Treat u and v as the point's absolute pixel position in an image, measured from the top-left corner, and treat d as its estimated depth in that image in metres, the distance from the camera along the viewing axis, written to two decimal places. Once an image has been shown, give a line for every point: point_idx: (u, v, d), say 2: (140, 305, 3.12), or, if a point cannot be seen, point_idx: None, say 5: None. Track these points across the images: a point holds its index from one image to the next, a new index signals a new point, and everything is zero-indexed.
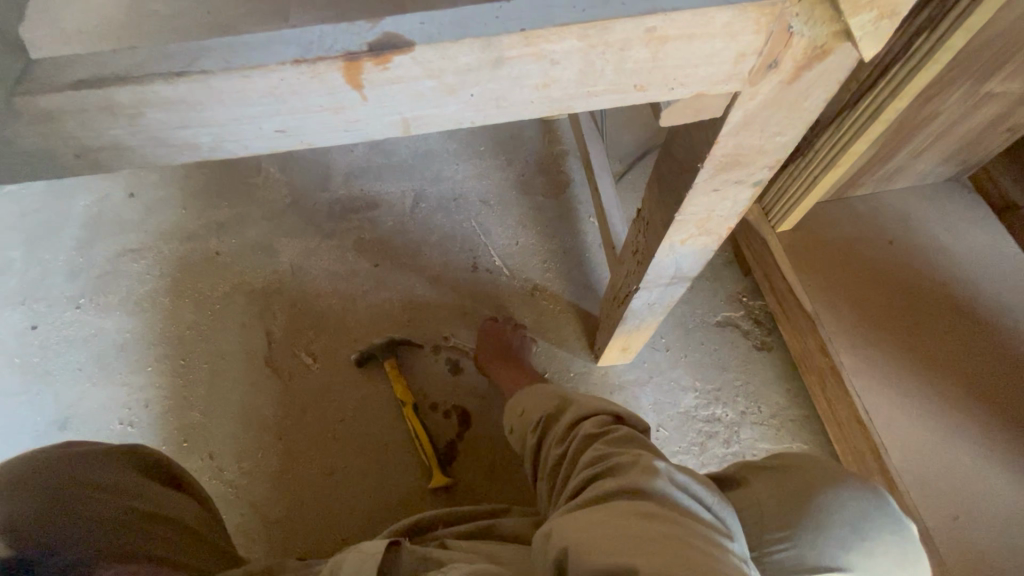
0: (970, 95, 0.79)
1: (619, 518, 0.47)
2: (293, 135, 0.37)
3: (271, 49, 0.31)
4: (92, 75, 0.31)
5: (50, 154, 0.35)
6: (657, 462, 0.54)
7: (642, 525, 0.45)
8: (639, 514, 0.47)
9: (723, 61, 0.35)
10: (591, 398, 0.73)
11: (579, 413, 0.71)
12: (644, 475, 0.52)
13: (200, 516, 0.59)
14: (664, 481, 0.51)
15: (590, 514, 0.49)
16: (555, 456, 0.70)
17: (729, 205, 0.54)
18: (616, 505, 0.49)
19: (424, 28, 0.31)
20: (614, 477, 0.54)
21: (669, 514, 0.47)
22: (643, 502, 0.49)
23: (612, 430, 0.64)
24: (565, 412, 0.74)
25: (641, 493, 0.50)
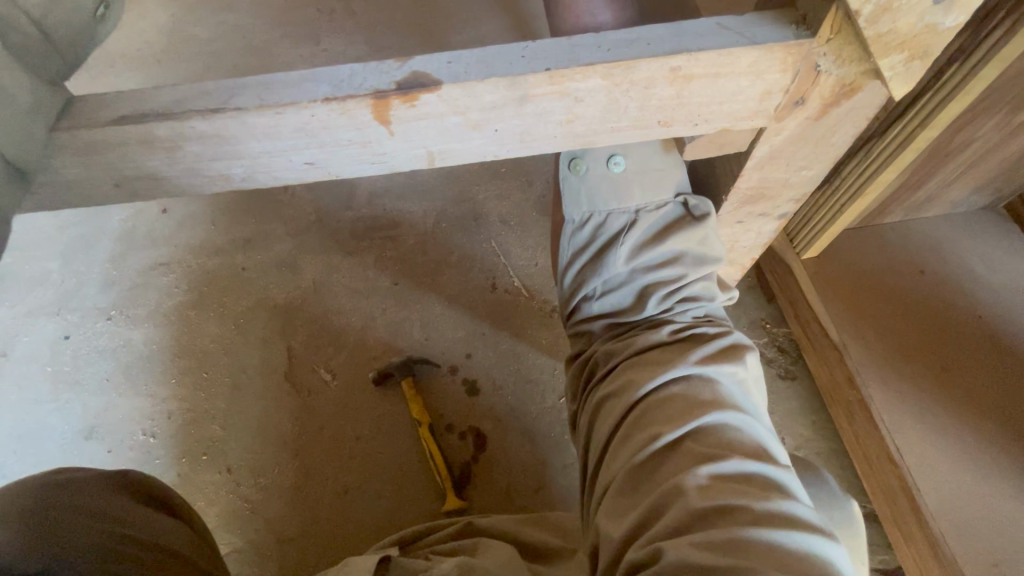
0: (1004, 124, 0.78)
1: (691, 446, 0.48)
2: (320, 167, 0.39)
3: (304, 86, 0.34)
4: (133, 112, 0.34)
5: (91, 185, 0.38)
6: (729, 339, 0.54)
7: (717, 447, 0.47)
8: (715, 427, 0.49)
9: (750, 98, 0.38)
10: (681, 223, 0.56)
11: (666, 251, 0.56)
12: (715, 361, 0.52)
13: (193, 543, 0.58)
14: (738, 369, 0.53)
15: (660, 437, 0.49)
16: (615, 289, 0.57)
17: (752, 236, 0.59)
18: (687, 414, 0.49)
19: (451, 67, 0.34)
20: (687, 355, 0.52)
21: (738, 420, 0.49)
22: (718, 407, 0.50)
23: (701, 300, 0.56)
24: (642, 236, 0.56)
25: (712, 393, 0.51)
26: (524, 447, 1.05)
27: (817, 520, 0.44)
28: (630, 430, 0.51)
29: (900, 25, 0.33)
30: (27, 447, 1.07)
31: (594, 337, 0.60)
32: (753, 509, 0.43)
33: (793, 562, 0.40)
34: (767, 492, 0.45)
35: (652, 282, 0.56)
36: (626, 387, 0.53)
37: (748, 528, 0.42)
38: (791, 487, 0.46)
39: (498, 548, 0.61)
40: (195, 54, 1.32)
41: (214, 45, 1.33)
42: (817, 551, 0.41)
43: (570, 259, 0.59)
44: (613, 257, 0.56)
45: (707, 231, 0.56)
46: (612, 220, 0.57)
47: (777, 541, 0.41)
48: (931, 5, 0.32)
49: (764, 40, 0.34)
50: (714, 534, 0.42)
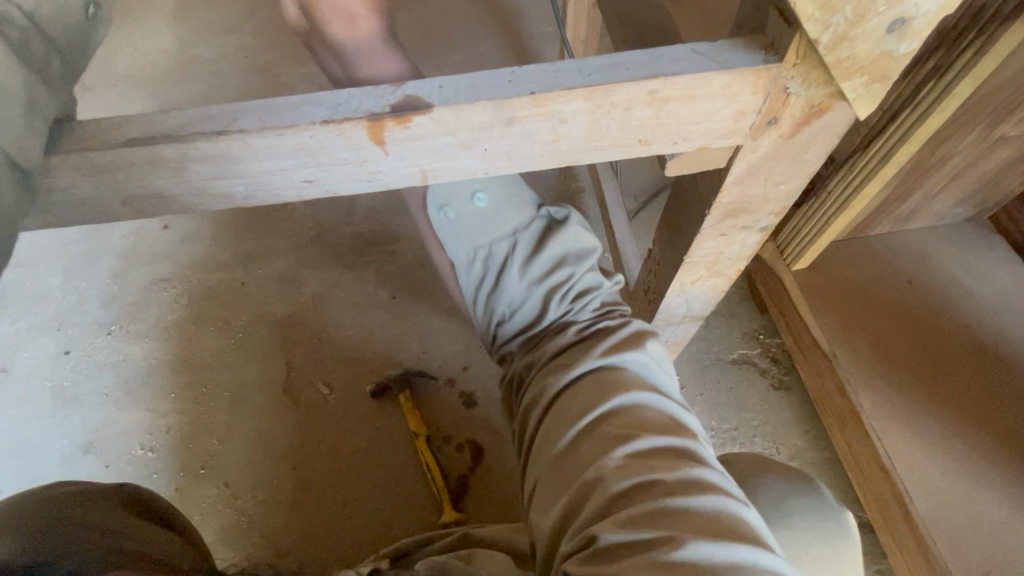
0: (983, 139, 0.80)
1: (604, 429, 0.49)
2: (319, 185, 0.41)
3: (304, 110, 0.36)
4: (142, 134, 0.36)
5: (101, 203, 0.40)
6: (628, 327, 0.58)
7: (627, 426, 0.49)
8: (626, 409, 0.51)
9: (725, 118, 0.40)
10: (550, 233, 0.63)
11: (547, 258, 0.63)
12: (620, 349, 0.56)
13: (182, 552, 0.57)
14: (642, 352, 0.55)
15: (574, 426, 0.51)
16: (519, 305, 0.63)
17: (736, 249, 0.60)
18: (596, 401, 0.51)
19: (443, 91, 0.36)
20: (594, 350, 0.56)
21: (646, 400, 0.52)
22: (627, 390, 0.52)
23: (594, 292, 0.62)
24: (523, 251, 0.63)
25: (621, 379, 0.53)
26: (521, 459, 1.06)
27: (725, 485, 0.46)
28: (550, 426, 0.54)
29: (858, 51, 0.35)
30: (26, 462, 1.07)
31: (515, 356, 0.65)
32: (666, 481, 0.45)
33: (706, 526, 0.42)
34: (678, 463, 0.47)
35: (547, 288, 0.62)
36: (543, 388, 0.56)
37: (663, 499, 0.44)
38: (702, 457, 0.48)
39: (492, 556, 0.61)
40: (199, 74, 1.36)
41: (217, 66, 1.37)
42: (728, 513, 0.43)
43: (472, 294, 0.65)
44: (508, 278, 0.62)
45: (573, 230, 0.63)
46: (495, 249, 0.63)
47: (690, 507, 0.43)
48: (885, 33, 0.34)
49: (735, 65, 0.37)
50: (633, 510, 0.44)
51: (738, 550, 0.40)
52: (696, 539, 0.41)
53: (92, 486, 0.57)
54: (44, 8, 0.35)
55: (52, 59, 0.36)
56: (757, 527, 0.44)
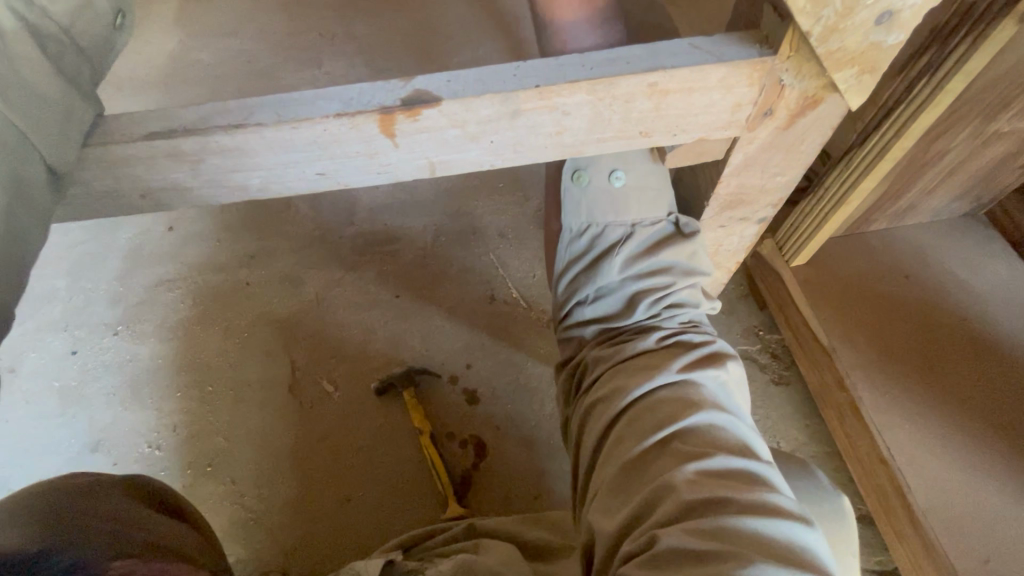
0: (976, 134, 0.82)
1: (677, 446, 0.50)
2: (330, 178, 0.43)
3: (317, 104, 0.37)
4: (163, 128, 0.38)
5: (121, 197, 0.42)
6: (710, 348, 0.58)
7: (702, 445, 0.50)
8: (701, 427, 0.51)
9: (723, 109, 0.42)
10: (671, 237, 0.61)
11: (656, 262, 0.60)
12: (699, 366, 0.56)
13: (198, 543, 0.58)
14: (720, 372, 0.56)
15: (648, 437, 0.51)
16: (606, 295, 0.61)
17: (736, 239, 0.63)
18: (675, 416, 0.52)
19: (450, 85, 0.38)
20: (673, 362, 0.56)
21: (721, 421, 0.52)
22: (703, 408, 0.52)
23: (686, 307, 0.60)
24: (636, 247, 0.61)
25: (697, 396, 0.53)
26: (524, 455, 1.07)
27: (800, 510, 0.46)
28: (620, 433, 0.54)
29: (848, 43, 0.37)
30: (34, 462, 1.08)
31: (584, 342, 0.63)
32: (738, 501, 0.46)
33: (775, 547, 0.43)
34: (752, 486, 0.47)
35: (643, 289, 0.60)
36: (614, 389, 0.56)
37: (735, 517, 0.44)
38: (775, 482, 0.49)
39: (498, 546, 0.62)
40: (202, 78, 1.38)
41: (219, 70, 1.38)
42: (799, 540, 0.44)
43: (568, 264, 0.63)
44: (608, 265, 0.60)
45: (695, 246, 0.60)
46: (609, 231, 0.61)
47: (760, 529, 0.43)
48: (874, 25, 0.36)
49: (731, 58, 0.38)
50: (703, 521, 0.44)
51: None
52: (765, 559, 0.41)
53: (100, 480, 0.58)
54: (75, 21, 0.37)
55: (83, 67, 0.39)
56: (822, 556, 0.44)
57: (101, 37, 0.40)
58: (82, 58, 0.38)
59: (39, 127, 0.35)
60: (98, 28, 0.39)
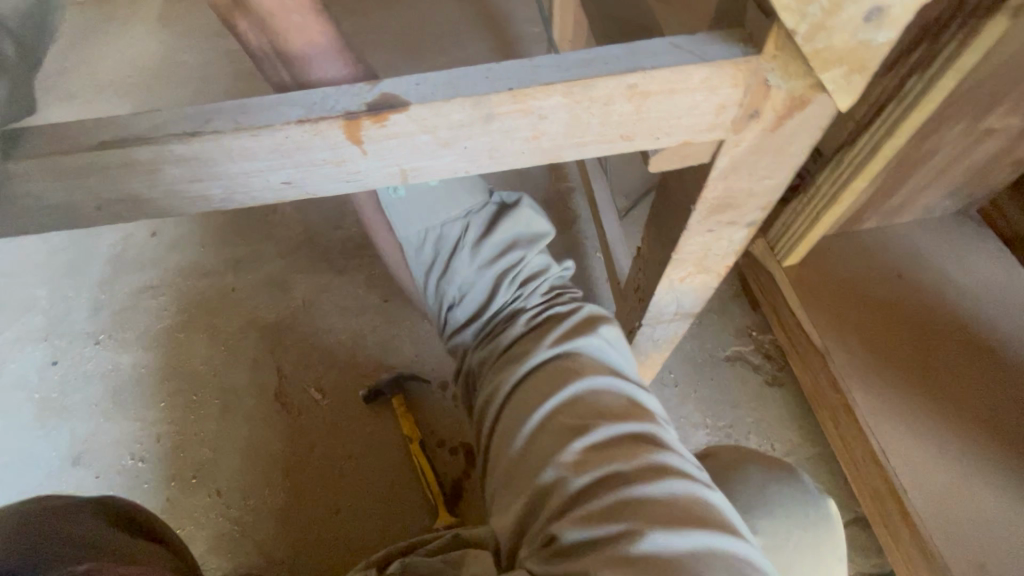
0: (968, 131, 0.80)
1: (556, 423, 0.51)
2: (298, 186, 0.41)
3: (279, 110, 0.36)
4: (116, 137, 0.36)
5: (77, 209, 0.40)
6: (582, 314, 0.58)
7: (581, 418, 0.51)
8: (582, 396, 0.52)
9: (707, 112, 0.40)
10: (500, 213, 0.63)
11: (500, 243, 0.62)
12: (572, 336, 0.56)
13: (172, 563, 0.56)
14: (595, 337, 0.57)
15: (529, 422, 0.52)
16: (469, 290, 0.61)
17: (725, 244, 0.60)
18: (551, 394, 0.52)
19: (419, 89, 0.36)
20: (545, 338, 0.56)
21: (600, 386, 0.53)
22: (580, 379, 0.53)
23: (546, 278, 0.61)
24: (476, 235, 0.62)
25: (573, 368, 0.54)
26: None
27: (681, 465, 0.49)
28: (505, 426, 0.54)
29: (835, 41, 0.35)
30: (13, 476, 1.06)
31: (467, 349, 0.63)
32: (624, 472, 0.47)
33: (662, 513, 0.45)
34: (635, 450, 0.49)
35: (499, 272, 0.61)
36: (499, 379, 0.56)
37: (622, 490, 0.46)
38: (658, 438, 0.51)
39: (484, 555, 0.62)
40: (185, 80, 1.35)
41: (203, 71, 1.36)
42: (684, 494, 0.46)
43: (425, 280, 0.63)
44: (459, 264, 0.61)
45: (524, 213, 0.62)
46: (450, 230, 0.61)
47: (651, 494, 0.46)
48: (862, 23, 0.34)
49: (714, 58, 0.37)
50: (592, 505, 0.46)
51: (693, 537, 0.43)
52: (652, 529, 0.43)
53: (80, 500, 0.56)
54: None
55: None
56: (709, 497, 0.48)
57: None
58: None
59: None
60: None
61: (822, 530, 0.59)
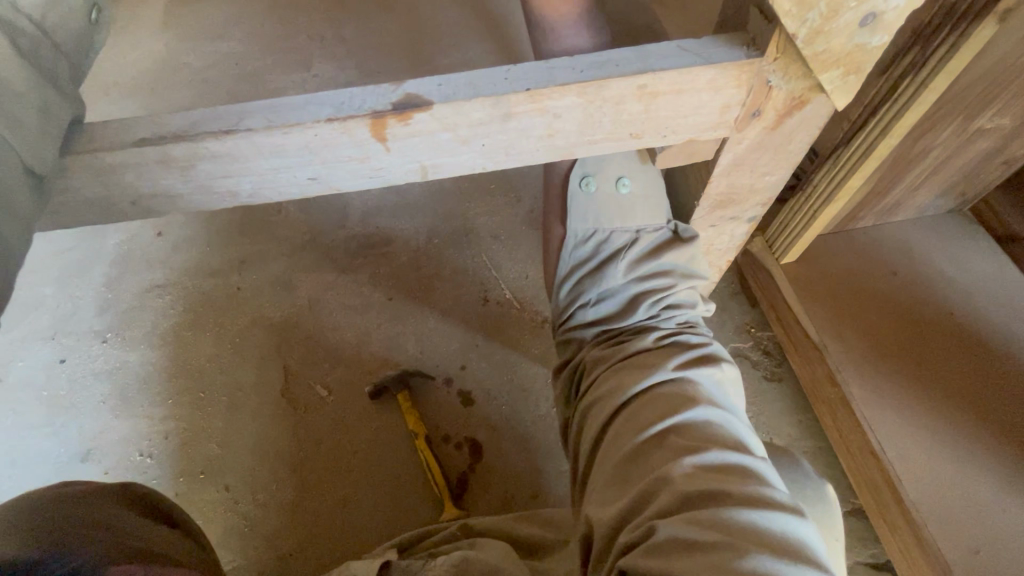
0: (960, 131, 0.83)
1: (673, 440, 0.51)
2: (322, 182, 0.43)
3: (307, 109, 0.37)
4: (153, 134, 0.38)
5: (111, 203, 0.42)
6: (708, 350, 0.59)
7: (697, 439, 0.50)
8: (699, 423, 0.52)
9: (712, 111, 0.42)
10: (669, 242, 0.63)
11: (657, 265, 0.62)
12: (695, 366, 0.57)
13: (194, 553, 0.57)
14: (716, 372, 0.57)
15: (645, 433, 0.52)
16: (609, 297, 0.62)
17: (726, 240, 0.63)
18: (672, 410, 0.52)
19: (441, 89, 0.38)
20: (670, 361, 0.57)
21: (717, 418, 0.53)
22: (700, 403, 0.53)
23: (684, 309, 0.61)
24: (638, 252, 0.62)
25: (694, 394, 0.54)
26: (520, 455, 1.07)
27: (793, 503, 0.46)
28: (618, 430, 0.55)
29: (833, 45, 0.37)
30: (22, 473, 1.07)
31: (584, 344, 0.65)
32: (734, 493, 0.46)
33: (770, 538, 0.43)
34: (747, 479, 0.48)
35: (644, 290, 0.61)
36: (616, 386, 0.57)
37: (731, 508, 0.45)
38: (769, 478, 0.49)
39: (496, 542, 0.63)
40: (189, 82, 1.36)
41: (207, 73, 1.37)
42: (793, 533, 0.43)
43: (573, 269, 0.65)
44: (612, 269, 0.62)
45: (693, 251, 0.62)
46: (615, 239, 0.63)
47: (759, 521, 0.44)
48: (858, 27, 0.36)
49: (719, 60, 0.39)
50: (699, 513, 0.45)
51: (804, 572, 0.40)
52: (760, 551, 0.41)
53: (96, 488, 0.57)
54: (47, 16, 0.37)
55: (61, 65, 0.38)
56: (820, 551, 0.44)
57: (77, 34, 0.40)
58: (59, 53, 0.38)
59: (18, 126, 0.34)
60: (73, 21, 0.39)
61: (819, 508, 0.61)
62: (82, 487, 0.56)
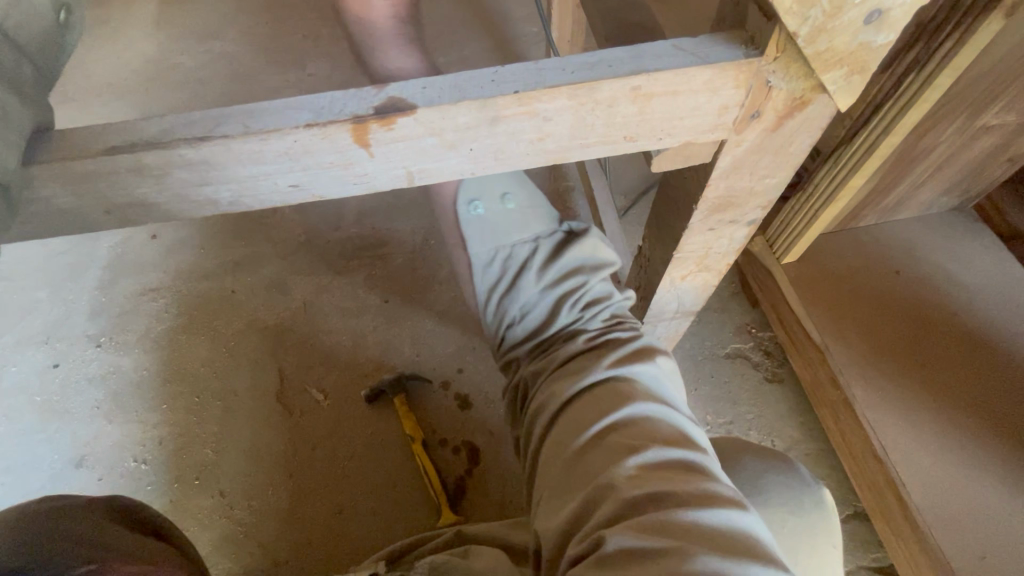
0: (964, 128, 0.81)
1: (614, 439, 0.52)
2: (305, 189, 0.41)
3: (286, 114, 0.36)
4: (125, 142, 0.36)
5: (86, 213, 0.40)
6: (636, 343, 0.62)
7: (637, 436, 0.52)
8: (638, 420, 0.54)
9: (710, 112, 0.41)
10: (570, 241, 0.68)
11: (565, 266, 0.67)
12: (628, 361, 0.60)
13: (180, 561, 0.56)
14: (652, 367, 0.59)
15: (584, 436, 0.54)
16: (531, 309, 0.67)
17: (724, 243, 0.61)
18: (610, 410, 0.55)
19: (426, 92, 0.36)
20: (602, 360, 0.60)
21: (657, 413, 0.55)
22: (638, 401, 0.55)
23: (605, 303, 0.66)
24: (545, 258, 0.67)
25: (630, 390, 0.57)
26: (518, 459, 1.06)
27: (734, 497, 0.47)
28: (559, 434, 0.57)
29: (837, 44, 0.36)
30: (15, 480, 1.06)
31: (521, 362, 0.68)
32: (678, 495, 0.47)
33: (715, 539, 0.43)
34: (689, 475, 0.49)
35: (561, 294, 0.66)
36: (552, 393, 0.60)
37: (676, 511, 0.45)
38: (711, 470, 0.50)
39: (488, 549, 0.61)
40: (182, 82, 1.35)
41: (200, 73, 1.36)
42: (739, 529, 0.45)
43: (491, 295, 0.69)
44: (525, 283, 0.66)
45: (592, 242, 0.67)
46: (519, 251, 0.67)
47: (704, 522, 0.44)
48: (863, 25, 0.35)
49: (717, 60, 0.37)
50: (645, 519, 0.45)
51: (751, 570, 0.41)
52: (706, 553, 0.42)
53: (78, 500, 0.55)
54: (10, 14, 0.36)
55: (27, 67, 0.37)
56: (762, 538, 0.45)
57: (47, 35, 0.38)
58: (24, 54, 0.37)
59: None
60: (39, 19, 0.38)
61: (815, 514, 0.60)
62: (66, 500, 0.54)
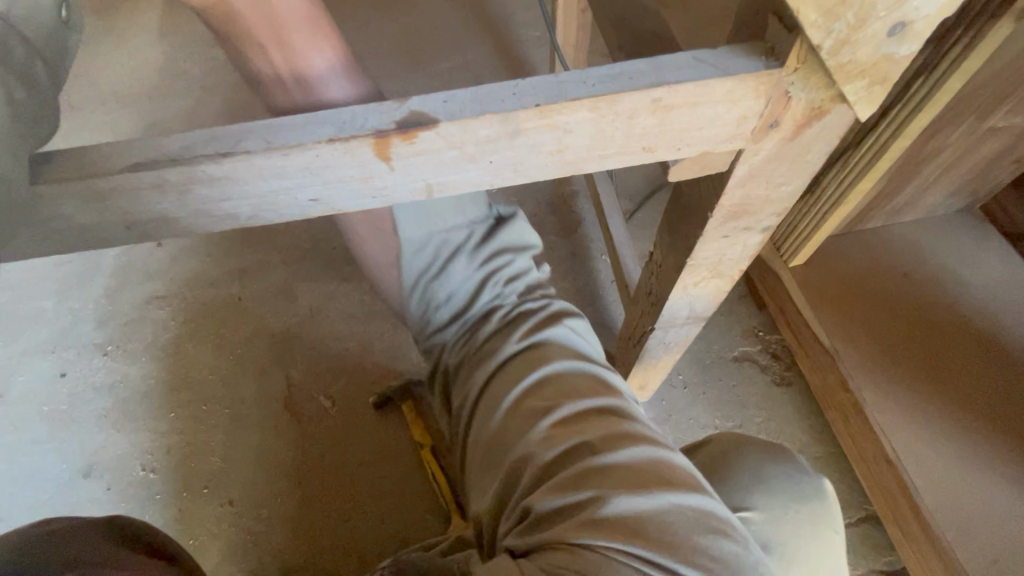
0: (972, 131, 0.81)
1: (528, 406, 0.56)
2: (324, 203, 0.41)
3: (308, 129, 0.36)
4: (147, 158, 0.36)
5: (105, 228, 0.40)
6: (553, 310, 0.62)
7: (549, 398, 0.56)
8: (551, 379, 0.57)
9: (729, 123, 0.41)
10: (496, 222, 0.63)
11: (494, 249, 0.62)
12: (543, 327, 0.60)
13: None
14: (562, 325, 0.61)
15: (503, 409, 0.57)
16: (456, 294, 0.61)
17: (738, 250, 0.60)
18: (523, 378, 0.57)
19: (446, 106, 0.36)
20: (519, 334, 0.60)
21: (567, 368, 0.58)
22: (549, 364, 0.58)
23: (529, 281, 0.63)
24: (474, 243, 0.61)
25: (544, 355, 0.59)
26: None
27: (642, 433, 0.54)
28: (480, 407, 0.59)
29: (860, 55, 0.36)
30: (24, 490, 1.06)
31: (444, 350, 0.63)
32: (588, 441, 0.52)
33: (625, 478, 0.49)
34: (599, 421, 0.54)
35: (489, 277, 0.61)
36: (476, 377, 0.60)
37: (590, 458, 0.51)
38: (617, 410, 0.56)
39: None
40: (187, 90, 1.35)
41: (205, 80, 1.36)
42: (646, 457, 0.52)
43: (412, 280, 0.62)
44: (452, 271, 0.60)
45: (519, 224, 0.63)
46: (451, 236, 0.61)
47: (615, 460, 0.51)
48: (886, 36, 0.35)
49: (737, 71, 0.37)
50: (563, 476, 0.50)
51: (658, 496, 0.49)
52: (618, 494, 0.48)
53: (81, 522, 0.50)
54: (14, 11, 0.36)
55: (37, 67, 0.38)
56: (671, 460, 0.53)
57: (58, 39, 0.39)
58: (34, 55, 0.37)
59: None
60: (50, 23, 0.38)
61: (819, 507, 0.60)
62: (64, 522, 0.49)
